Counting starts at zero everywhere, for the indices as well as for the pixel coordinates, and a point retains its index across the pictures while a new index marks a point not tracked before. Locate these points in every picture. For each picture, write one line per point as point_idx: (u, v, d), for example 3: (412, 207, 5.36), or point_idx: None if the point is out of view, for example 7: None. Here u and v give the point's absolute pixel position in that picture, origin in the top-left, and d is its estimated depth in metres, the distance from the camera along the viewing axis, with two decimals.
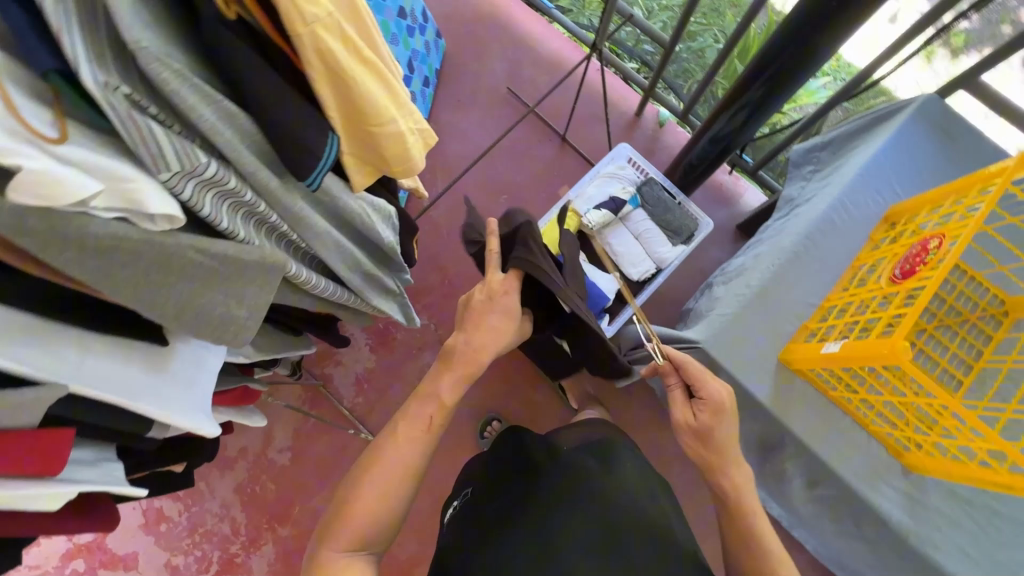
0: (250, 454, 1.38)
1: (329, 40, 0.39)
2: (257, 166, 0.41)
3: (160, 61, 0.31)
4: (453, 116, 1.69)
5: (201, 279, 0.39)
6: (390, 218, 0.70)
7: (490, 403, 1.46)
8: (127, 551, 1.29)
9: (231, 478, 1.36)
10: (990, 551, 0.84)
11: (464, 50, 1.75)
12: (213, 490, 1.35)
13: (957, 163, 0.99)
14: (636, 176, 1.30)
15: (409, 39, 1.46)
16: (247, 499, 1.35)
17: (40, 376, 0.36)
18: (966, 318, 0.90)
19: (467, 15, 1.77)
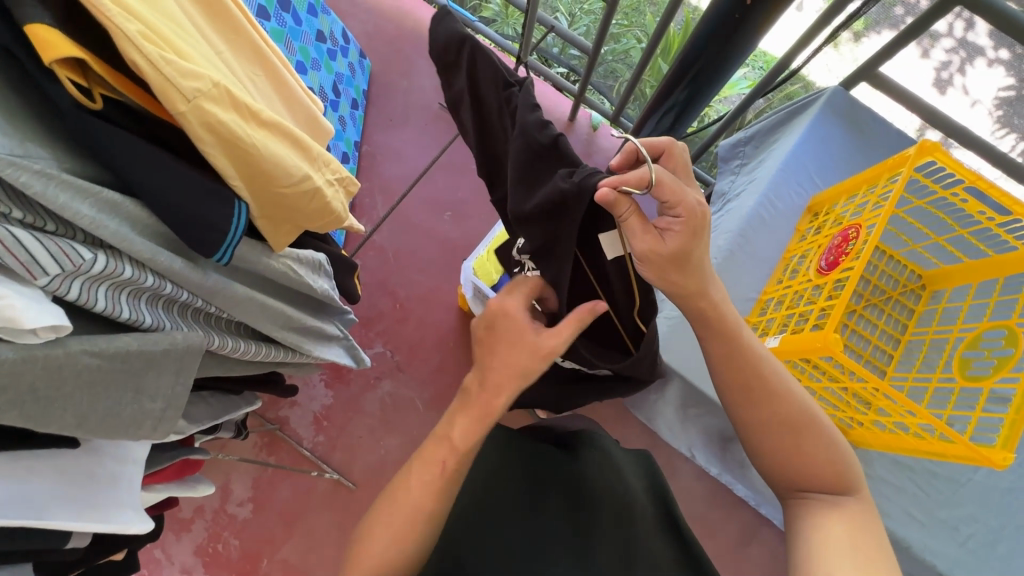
0: (207, 511, 1.30)
1: (213, 108, 0.36)
2: (155, 250, 0.38)
3: (16, 165, 0.28)
4: (386, 137, 1.65)
5: (101, 382, 0.36)
6: (320, 265, 0.67)
7: None
8: None
9: (189, 540, 1.28)
10: (933, 511, 0.89)
11: (390, 68, 1.71)
12: (171, 556, 1.27)
13: (865, 151, 1.05)
14: None
15: (331, 62, 1.42)
16: (208, 560, 1.27)
17: None
18: (889, 295, 0.95)
19: (390, 33, 1.74)
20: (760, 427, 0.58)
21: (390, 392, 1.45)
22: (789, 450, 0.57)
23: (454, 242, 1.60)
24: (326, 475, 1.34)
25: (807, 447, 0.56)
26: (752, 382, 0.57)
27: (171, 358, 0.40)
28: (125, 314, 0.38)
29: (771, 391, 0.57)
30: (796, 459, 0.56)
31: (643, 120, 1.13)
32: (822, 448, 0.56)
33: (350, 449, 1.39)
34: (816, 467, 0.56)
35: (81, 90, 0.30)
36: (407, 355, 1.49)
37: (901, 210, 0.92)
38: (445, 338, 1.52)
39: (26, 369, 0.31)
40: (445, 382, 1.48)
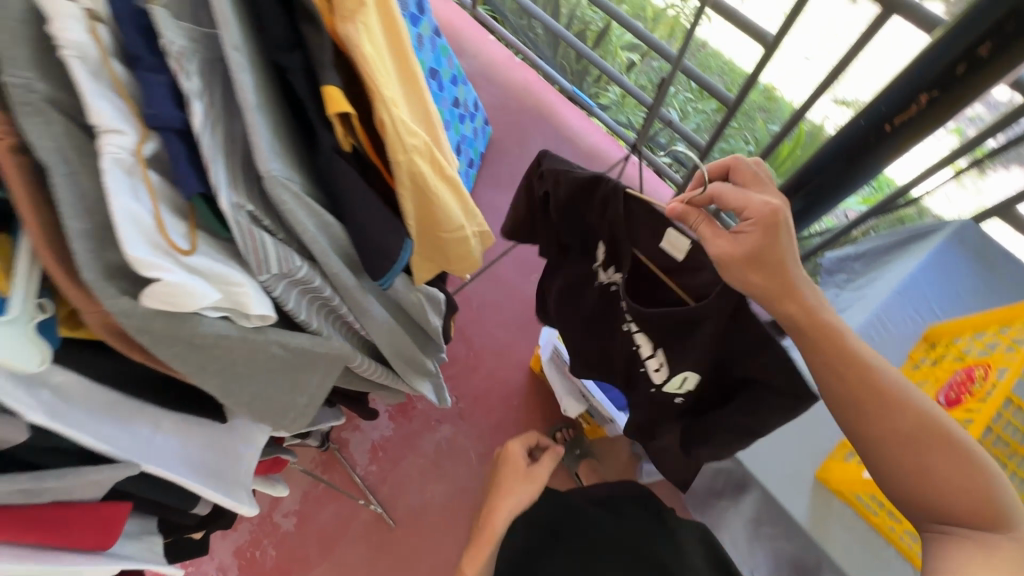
0: (255, 516, 1.34)
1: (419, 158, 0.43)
2: (340, 267, 0.44)
3: (284, 185, 0.35)
4: (492, 196, 1.78)
5: (275, 369, 0.41)
6: (438, 305, 0.73)
7: None
8: None
9: (233, 539, 1.32)
10: None
11: (507, 137, 1.86)
12: (213, 552, 1.30)
13: (996, 289, 0.99)
14: None
15: (460, 126, 1.57)
16: (245, 564, 1.30)
17: (113, 455, 0.37)
18: (1014, 450, 0.86)
19: (513, 107, 1.91)
20: (878, 443, 0.47)
21: (448, 437, 1.47)
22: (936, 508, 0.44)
23: (536, 304, 1.65)
24: (370, 506, 1.36)
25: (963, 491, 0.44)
26: (862, 387, 0.46)
27: (325, 363, 0.46)
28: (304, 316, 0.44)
29: (922, 424, 0.45)
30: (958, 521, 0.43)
31: None
32: (956, 464, 0.44)
33: (399, 486, 1.41)
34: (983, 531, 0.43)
35: (340, 134, 0.37)
36: (471, 404, 1.51)
37: None
38: (512, 395, 1.53)
39: (239, 346, 0.37)
40: (502, 439, 1.48)
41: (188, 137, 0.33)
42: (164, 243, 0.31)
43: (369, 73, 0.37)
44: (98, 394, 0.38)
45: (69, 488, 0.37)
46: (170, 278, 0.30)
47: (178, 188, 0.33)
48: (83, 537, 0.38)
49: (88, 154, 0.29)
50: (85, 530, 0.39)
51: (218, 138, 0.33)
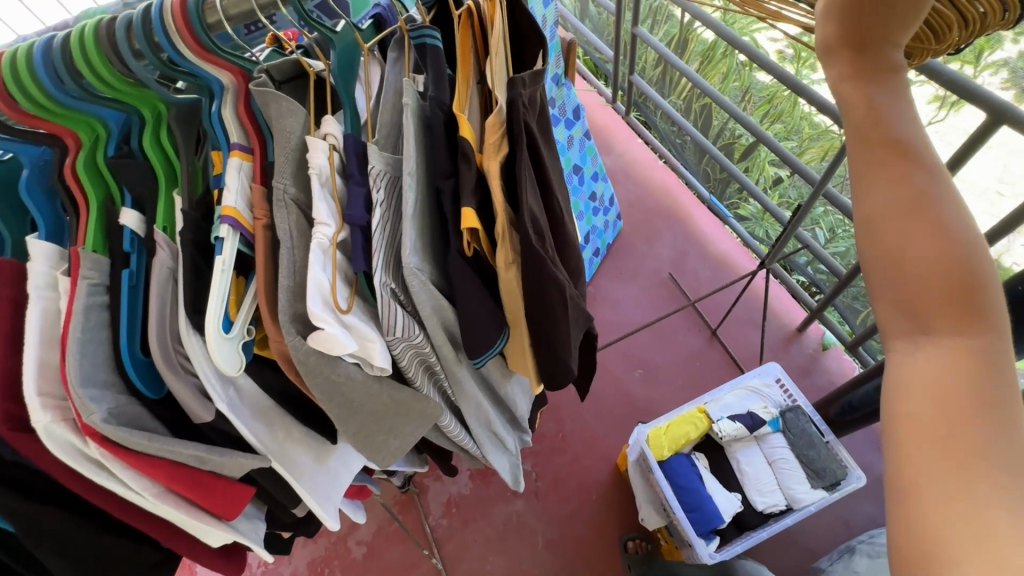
0: (331, 535, 1.46)
1: (514, 270, 0.52)
2: (445, 343, 0.53)
3: (416, 275, 0.47)
4: (611, 285, 1.83)
5: (379, 412, 0.51)
6: (525, 390, 0.80)
7: None
8: None
9: (310, 550, 1.44)
10: None
11: (637, 232, 1.92)
12: (291, 556, 1.43)
13: None
14: (782, 399, 1.25)
15: (592, 217, 1.68)
16: None
17: (256, 448, 0.48)
18: None
19: (649, 204, 1.97)
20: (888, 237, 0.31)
21: (519, 512, 1.47)
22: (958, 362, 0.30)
23: (635, 400, 1.62)
24: (432, 559, 1.41)
25: (955, 344, 0.30)
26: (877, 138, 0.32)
27: (413, 421, 0.55)
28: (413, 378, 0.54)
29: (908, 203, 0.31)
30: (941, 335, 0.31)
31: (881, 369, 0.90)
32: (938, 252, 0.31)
33: (463, 547, 1.44)
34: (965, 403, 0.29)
35: (467, 243, 0.48)
36: (549, 484, 1.51)
37: None
38: (591, 487, 1.50)
39: (359, 385, 0.47)
40: (573, 530, 1.44)
41: (366, 231, 0.45)
42: (332, 303, 0.43)
43: (498, 198, 0.48)
44: (260, 399, 0.50)
45: (220, 464, 0.47)
46: (329, 329, 0.41)
47: (351, 265, 0.46)
48: (214, 504, 0.47)
49: (307, 236, 0.43)
50: (220, 502, 0.48)
51: (384, 236, 0.46)
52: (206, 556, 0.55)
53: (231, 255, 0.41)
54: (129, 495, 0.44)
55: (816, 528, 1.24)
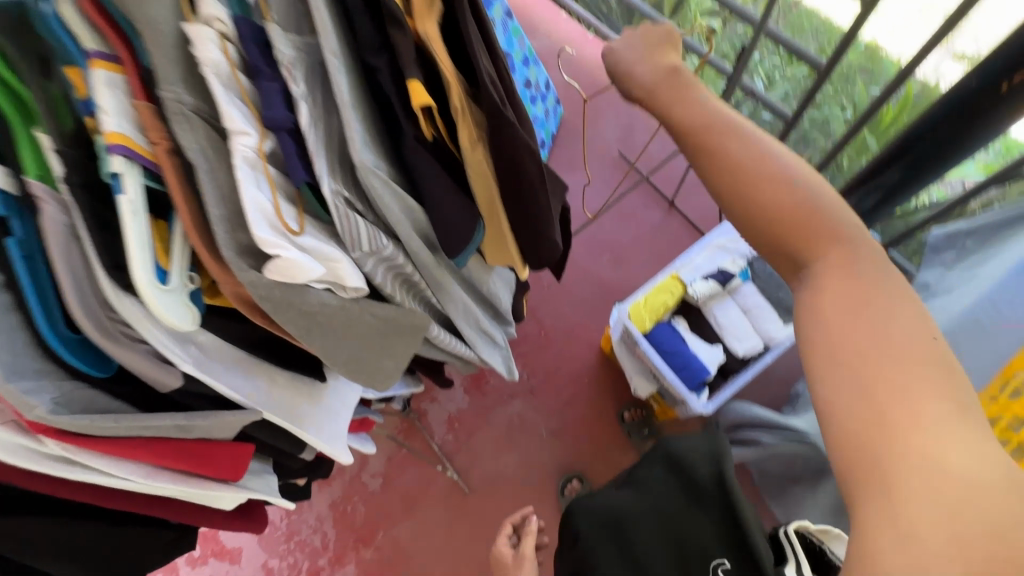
0: (342, 475, 1.48)
1: (481, 149, 0.47)
2: (421, 247, 0.48)
3: (374, 174, 0.41)
4: (563, 175, 1.77)
5: (368, 334, 0.47)
6: (504, 285, 0.78)
7: (576, 460, 1.49)
8: (234, 544, 1.41)
9: (327, 493, 1.47)
10: None
11: (580, 115, 1.83)
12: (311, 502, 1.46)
13: None
14: (747, 249, 1.30)
15: (531, 106, 1.57)
16: (338, 516, 1.45)
17: (240, 401, 0.44)
18: None
19: (586, 82, 1.86)
20: None
21: (519, 412, 1.53)
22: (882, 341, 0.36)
23: (609, 285, 1.65)
24: (448, 472, 1.47)
25: None
26: None
27: (401, 338, 0.50)
28: (391, 293, 0.50)
29: None
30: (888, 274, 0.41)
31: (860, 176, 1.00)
32: None
33: (473, 455, 1.50)
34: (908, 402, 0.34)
35: (422, 127, 0.43)
36: (542, 381, 1.56)
37: None
38: (582, 373, 1.56)
39: (338, 312, 0.43)
40: (572, 415, 1.52)
41: (295, 133, 0.38)
42: (280, 225, 0.37)
43: (444, 66, 0.41)
44: (227, 351, 0.45)
45: (204, 427, 0.43)
46: (287, 255, 0.36)
47: (290, 178, 0.39)
48: (212, 469, 0.44)
49: (226, 151, 0.36)
50: (219, 464, 0.45)
51: (320, 135, 0.39)
52: (228, 515, 0.53)
53: (138, 193, 0.34)
54: (113, 482, 0.40)
55: (790, 361, 1.34)
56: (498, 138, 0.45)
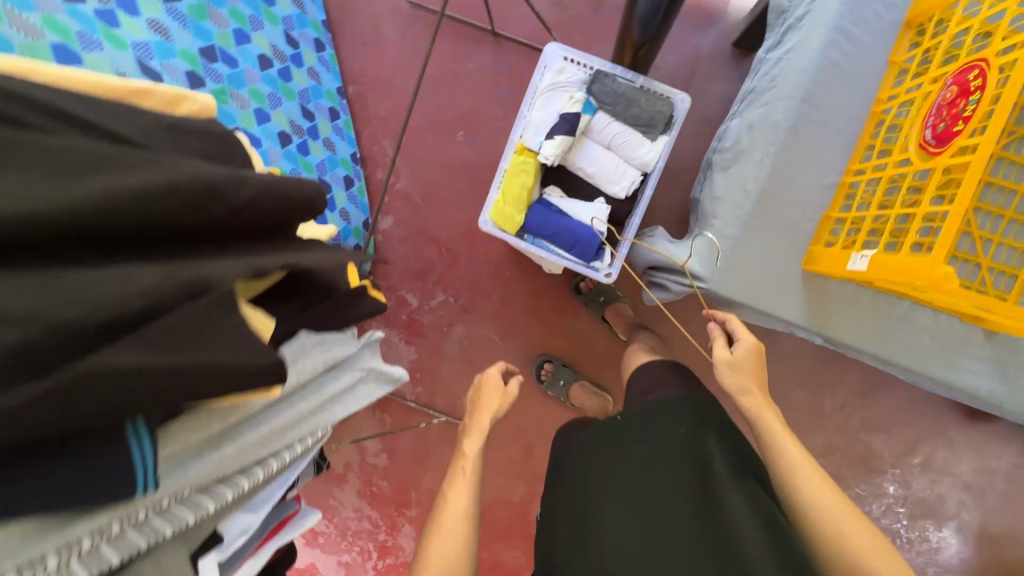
0: (361, 448, 1.71)
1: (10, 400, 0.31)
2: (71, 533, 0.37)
3: None
4: (372, 73, 1.58)
5: None
6: (320, 338, 0.68)
7: (535, 346, 1.62)
8: (307, 564, 1.77)
9: (350, 488, 1.72)
10: None
11: None
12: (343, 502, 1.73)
13: None
14: (582, 74, 1.06)
15: (271, 10, 1.32)
16: (370, 498, 1.72)
17: None
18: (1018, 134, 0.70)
19: None
20: None
21: (464, 334, 1.63)
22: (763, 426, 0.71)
23: (476, 168, 1.56)
24: (437, 419, 1.63)
25: None
26: None
27: (168, 546, 0.48)
28: (168, 529, 0.44)
29: None
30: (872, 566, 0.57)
31: None
32: None
33: (447, 395, 1.65)
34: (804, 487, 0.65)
35: None
36: (469, 295, 1.61)
37: None
38: (499, 270, 1.60)
39: None
40: (511, 312, 1.61)
41: None
42: None
43: None
44: None
45: None
46: None
47: None
48: None
49: None
50: None
51: None
52: None
53: None
54: None
55: None
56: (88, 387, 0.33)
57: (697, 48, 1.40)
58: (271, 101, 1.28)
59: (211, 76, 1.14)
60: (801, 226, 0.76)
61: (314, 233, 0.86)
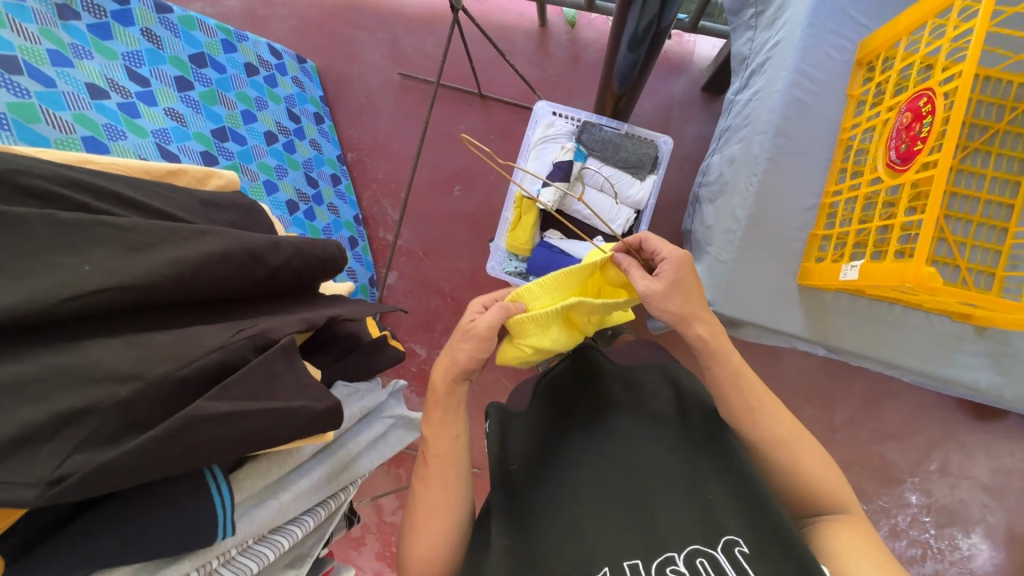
0: (376, 509, 1.59)
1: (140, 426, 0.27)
2: None
3: None
4: (367, 135, 1.68)
5: None
6: (354, 387, 0.72)
7: None
8: None
9: (368, 552, 1.59)
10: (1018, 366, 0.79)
11: (341, 69, 1.69)
12: (361, 568, 1.59)
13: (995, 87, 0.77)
14: (570, 126, 1.17)
15: (274, 91, 1.44)
16: (390, 561, 1.58)
17: None
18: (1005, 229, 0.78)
19: (325, 31, 1.70)
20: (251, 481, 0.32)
21: None
22: (709, 354, 0.61)
23: (473, 216, 1.63)
24: None
25: None
26: None
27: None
28: None
29: None
30: (856, 542, 0.50)
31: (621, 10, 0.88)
32: None
33: None
34: (764, 402, 0.59)
35: None
36: None
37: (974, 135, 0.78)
38: None
39: None
40: None
41: None
42: None
43: None
44: None
45: None
46: None
47: None
48: None
49: None
50: None
51: None
52: None
53: None
54: None
55: None
56: (188, 433, 0.35)
57: (669, 95, 1.52)
58: (277, 171, 1.35)
59: (222, 153, 1.19)
60: (797, 228, 0.82)
61: (336, 289, 0.91)
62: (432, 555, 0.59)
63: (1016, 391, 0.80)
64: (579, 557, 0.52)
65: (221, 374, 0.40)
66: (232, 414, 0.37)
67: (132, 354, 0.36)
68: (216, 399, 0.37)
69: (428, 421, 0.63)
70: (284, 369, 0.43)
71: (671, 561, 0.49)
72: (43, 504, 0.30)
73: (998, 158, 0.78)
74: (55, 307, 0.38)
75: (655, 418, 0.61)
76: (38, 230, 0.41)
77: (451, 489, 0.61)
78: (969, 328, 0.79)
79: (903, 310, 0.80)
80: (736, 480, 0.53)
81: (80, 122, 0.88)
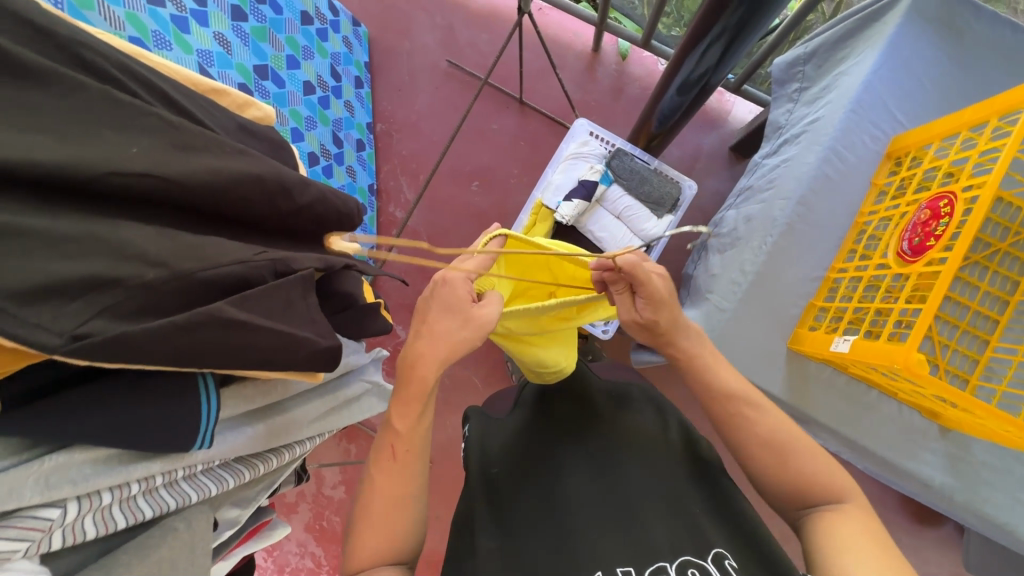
0: (317, 478, 1.56)
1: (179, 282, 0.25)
2: None
3: None
4: (402, 111, 1.69)
5: None
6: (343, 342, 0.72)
7: None
8: None
9: (298, 520, 1.55)
10: (974, 471, 0.83)
11: (392, 42, 1.70)
12: (288, 534, 1.55)
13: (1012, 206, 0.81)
14: (602, 149, 1.19)
15: (323, 44, 1.44)
16: (318, 534, 1.54)
17: None
18: (985, 342, 0.82)
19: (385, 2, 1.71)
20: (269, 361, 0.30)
21: None
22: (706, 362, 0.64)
23: (485, 213, 1.64)
24: None
25: None
26: None
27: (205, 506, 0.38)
28: None
29: None
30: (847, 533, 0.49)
31: (682, 53, 0.91)
32: None
33: None
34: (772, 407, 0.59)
35: None
36: None
37: (979, 248, 0.82)
38: None
39: None
40: None
41: None
42: None
43: None
44: None
45: None
46: None
47: None
48: None
49: None
50: None
51: None
52: None
53: None
54: None
55: None
56: (202, 331, 0.35)
57: (699, 145, 1.56)
58: (307, 122, 1.35)
59: (259, 90, 1.18)
60: (797, 297, 0.85)
61: None
62: (383, 538, 0.56)
63: (966, 495, 0.83)
64: (565, 559, 0.51)
65: (240, 286, 0.40)
66: (246, 325, 0.37)
67: (163, 243, 0.36)
68: (235, 306, 0.37)
69: (394, 414, 0.61)
70: (298, 299, 0.44)
71: (660, 570, 0.48)
72: (65, 356, 0.29)
73: (997, 274, 0.82)
74: (95, 179, 0.38)
75: (644, 443, 0.61)
76: (96, 104, 0.40)
77: (401, 486, 0.58)
78: (935, 427, 0.83)
79: (879, 395, 0.83)
80: (720, 510, 0.54)
81: (131, 21, 0.87)
